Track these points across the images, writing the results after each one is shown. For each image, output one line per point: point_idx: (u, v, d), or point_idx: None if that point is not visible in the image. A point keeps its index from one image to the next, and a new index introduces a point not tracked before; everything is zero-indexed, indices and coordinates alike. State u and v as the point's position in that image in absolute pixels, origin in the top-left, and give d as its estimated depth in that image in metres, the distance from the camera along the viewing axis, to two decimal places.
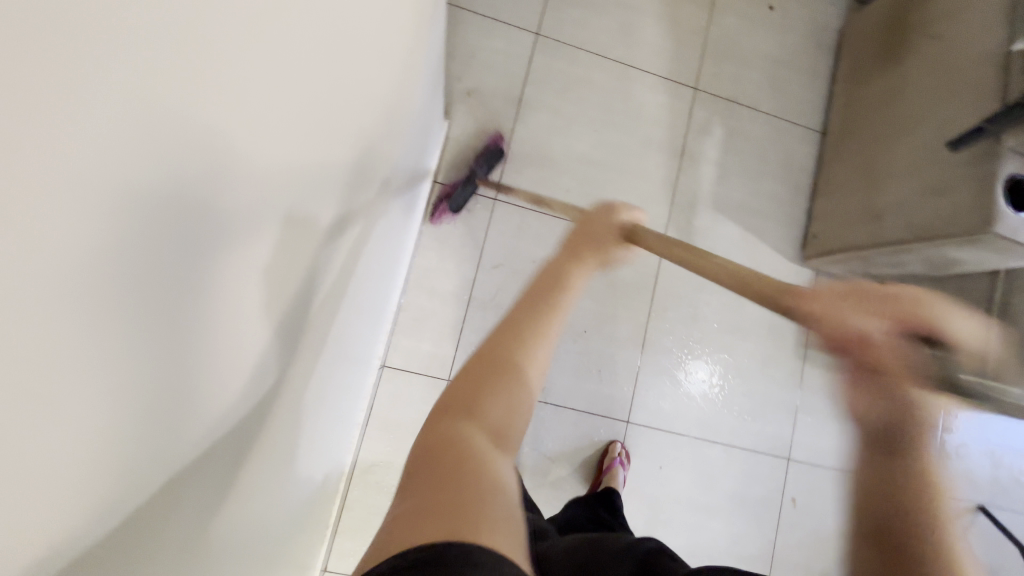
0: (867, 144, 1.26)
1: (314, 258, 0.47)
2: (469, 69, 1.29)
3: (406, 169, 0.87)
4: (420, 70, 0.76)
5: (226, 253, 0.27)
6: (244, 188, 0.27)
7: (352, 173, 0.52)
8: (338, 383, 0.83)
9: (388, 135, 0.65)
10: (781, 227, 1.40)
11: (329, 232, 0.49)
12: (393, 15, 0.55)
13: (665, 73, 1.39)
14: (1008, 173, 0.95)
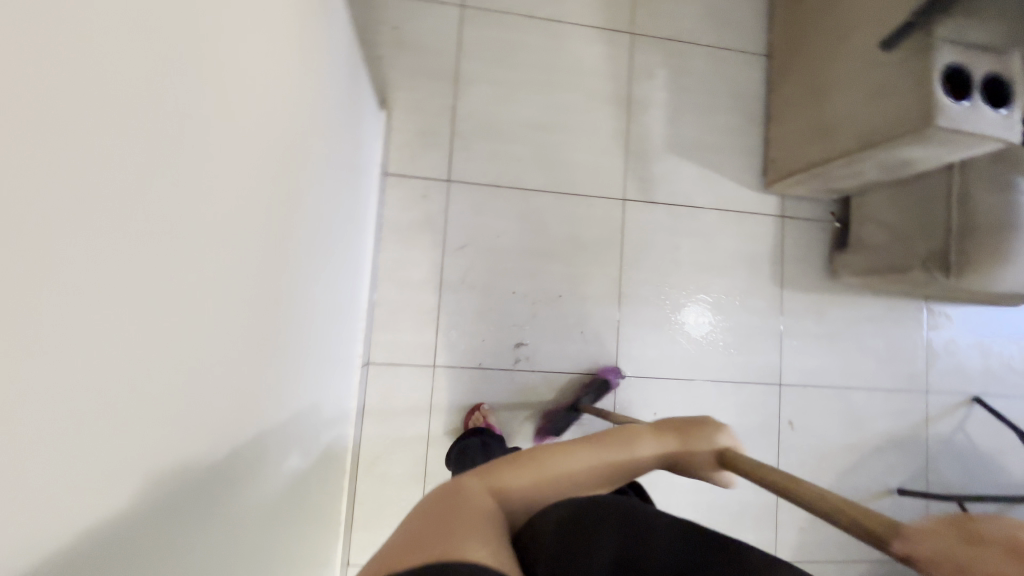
0: (810, 59, 1.24)
1: (221, 266, 0.48)
2: (400, 54, 1.27)
3: (339, 166, 0.87)
4: (326, 62, 0.75)
5: (77, 286, 0.30)
6: (88, 224, 0.30)
7: (252, 177, 0.53)
8: (312, 382, 0.85)
9: (298, 135, 0.65)
10: (740, 158, 1.39)
11: (237, 237, 0.51)
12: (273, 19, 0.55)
13: (599, 23, 1.37)
14: (944, 63, 0.93)
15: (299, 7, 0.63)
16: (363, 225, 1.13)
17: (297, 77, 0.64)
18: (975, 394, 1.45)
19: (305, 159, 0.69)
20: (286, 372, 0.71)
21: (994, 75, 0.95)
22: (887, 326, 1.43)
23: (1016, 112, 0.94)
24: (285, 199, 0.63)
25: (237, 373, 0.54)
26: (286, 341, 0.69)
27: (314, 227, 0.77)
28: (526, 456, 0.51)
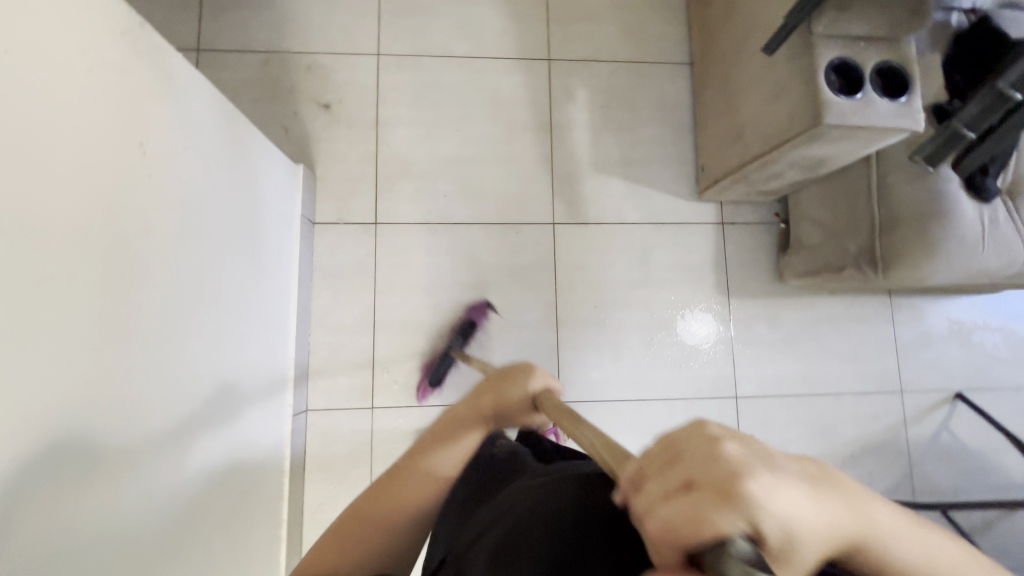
0: (722, 65, 1.22)
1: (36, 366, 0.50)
2: (321, 109, 1.33)
3: (229, 217, 0.90)
4: (197, 138, 0.80)
5: None
6: None
7: (69, 241, 0.55)
8: (217, 420, 0.87)
9: (149, 219, 0.68)
10: (671, 169, 1.38)
11: (48, 284, 0.52)
12: (108, 127, 0.60)
13: (515, 54, 1.39)
14: (829, 60, 0.90)
15: (144, 89, 0.67)
16: (284, 270, 1.15)
17: (140, 134, 0.66)
18: (957, 390, 1.36)
19: (166, 212, 0.72)
20: (169, 421, 0.73)
21: (884, 64, 0.92)
22: (849, 326, 1.36)
23: (916, 99, 0.91)
24: (141, 284, 0.67)
25: (76, 419, 0.56)
26: (166, 388, 0.73)
27: (195, 293, 0.80)
28: (364, 506, 0.60)
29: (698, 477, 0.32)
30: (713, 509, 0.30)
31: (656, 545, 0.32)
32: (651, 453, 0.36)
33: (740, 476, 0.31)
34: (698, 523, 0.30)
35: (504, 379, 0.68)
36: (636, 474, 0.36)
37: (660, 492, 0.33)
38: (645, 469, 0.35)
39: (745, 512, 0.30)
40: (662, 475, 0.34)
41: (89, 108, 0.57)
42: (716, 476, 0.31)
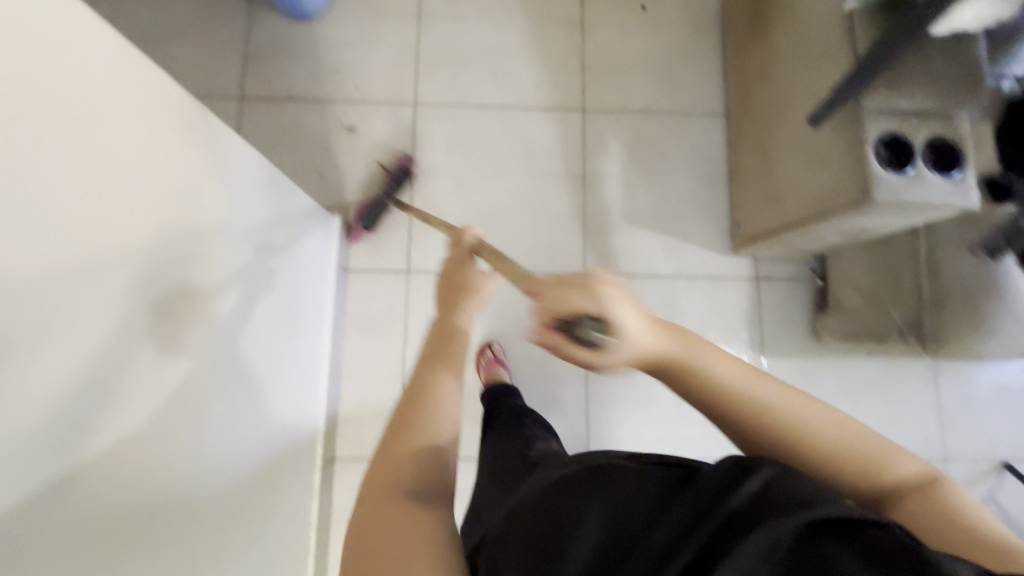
0: (759, 122, 1.22)
1: (153, 419, 0.60)
2: (357, 157, 1.36)
3: (258, 256, 0.89)
4: (239, 205, 0.82)
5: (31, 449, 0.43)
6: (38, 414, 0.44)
7: (177, 310, 0.65)
8: (254, 451, 0.86)
9: (208, 297, 0.73)
10: (705, 222, 1.36)
11: (148, 330, 0.59)
12: (202, 208, 0.71)
13: (549, 103, 1.40)
14: (878, 135, 0.88)
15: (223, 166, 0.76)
16: (317, 311, 1.15)
17: (164, 139, 0.61)
18: (1004, 459, 1.30)
19: (191, 216, 0.67)
20: (208, 459, 0.72)
21: (933, 138, 0.89)
22: (888, 387, 1.31)
23: (969, 175, 0.88)
24: (212, 348, 0.74)
25: (174, 472, 0.64)
26: (202, 388, 0.71)
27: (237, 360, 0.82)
28: (421, 375, 0.62)
29: (580, 287, 0.53)
30: (580, 301, 0.52)
31: (543, 323, 0.54)
32: (560, 282, 0.55)
33: (602, 288, 0.52)
34: (567, 306, 0.52)
35: (454, 265, 0.78)
36: (542, 288, 0.57)
37: (556, 293, 0.53)
38: (552, 287, 0.55)
39: (595, 301, 0.51)
40: (562, 289, 0.54)
41: (114, 143, 0.52)
42: (591, 283, 0.53)
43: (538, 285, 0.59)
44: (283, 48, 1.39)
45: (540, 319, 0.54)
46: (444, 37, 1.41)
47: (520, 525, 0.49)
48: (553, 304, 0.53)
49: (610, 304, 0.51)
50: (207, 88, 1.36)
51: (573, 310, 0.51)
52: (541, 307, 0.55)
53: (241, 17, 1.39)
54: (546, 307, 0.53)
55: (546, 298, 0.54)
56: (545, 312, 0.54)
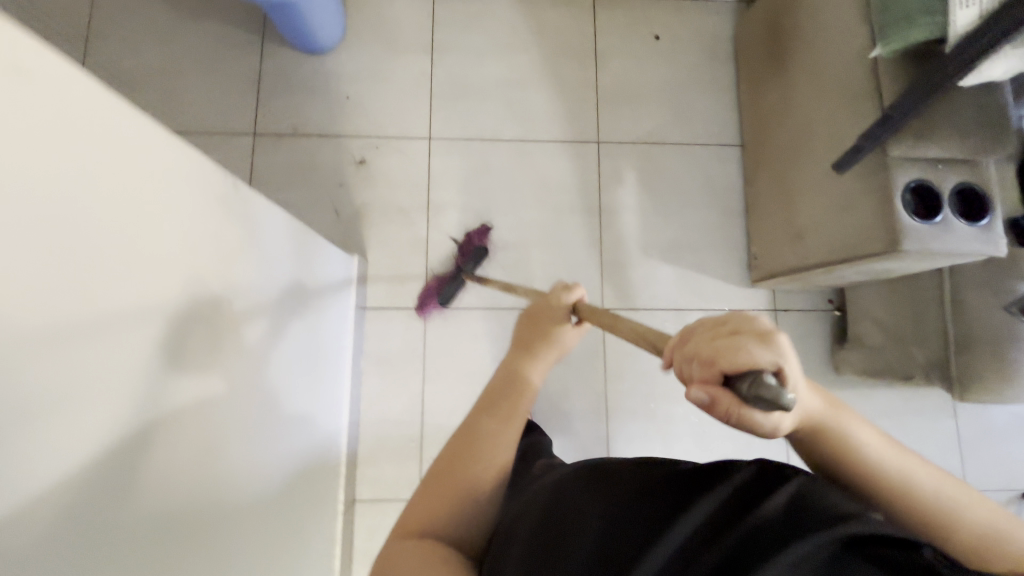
0: (777, 157, 1.22)
1: (215, 477, 0.65)
2: (372, 192, 1.34)
3: (292, 290, 0.91)
4: (271, 266, 0.81)
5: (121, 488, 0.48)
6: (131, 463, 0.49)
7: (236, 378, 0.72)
8: (283, 506, 0.86)
9: (249, 362, 0.75)
10: (722, 254, 1.36)
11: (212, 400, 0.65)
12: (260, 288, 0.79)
13: (564, 136, 1.40)
14: (905, 184, 0.89)
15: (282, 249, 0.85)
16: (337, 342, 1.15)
17: (223, 217, 0.67)
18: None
19: (239, 280, 0.72)
20: (242, 526, 0.71)
21: (961, 186, 0.89)
22: (908, 419, 1.31)
23: (997, 223, 0.88)
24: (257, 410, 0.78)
25: (225, 531, 0.66)
26: (241, 419, 0.72)
27: (267, 421, 0.81)
28: (493, 407, 0.69)
29: (747, 333, 0.47)
30: (757, 350, 0.45)
31: (707, 368, 0.46)
32: (722, 328, 0.49)
33: (782, 339, 0.46)
34: (739, 354, 0.45)
35: (547, 311, 0.81)
36: (700, 337, 0.51)
37: (724, 341, 0.47)
38: (716, 334, 0.49)
39: (774, 356, 0.45)
40: (730, 337, 0.48)
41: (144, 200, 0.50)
42: (762, 333, 0.47)
43: (693, 332, 0.52)
44: (296, 82, 1.38)
45: (703, 366, 0.47)
46: (458, 70, 1.41)
47: (529, 530, 0.56)
48: (724, 351, 0.46)
49: (790, 358, 0.45)
50: (220, 124, 1.35)
51: (752, 360, 0.44)
52: (704, 355, 0.48)
53: (254, 52, 1.38)
54: (716, 356, 0.46)
55: (712, 345, 0.47)
56: (711, 360, 0.47)
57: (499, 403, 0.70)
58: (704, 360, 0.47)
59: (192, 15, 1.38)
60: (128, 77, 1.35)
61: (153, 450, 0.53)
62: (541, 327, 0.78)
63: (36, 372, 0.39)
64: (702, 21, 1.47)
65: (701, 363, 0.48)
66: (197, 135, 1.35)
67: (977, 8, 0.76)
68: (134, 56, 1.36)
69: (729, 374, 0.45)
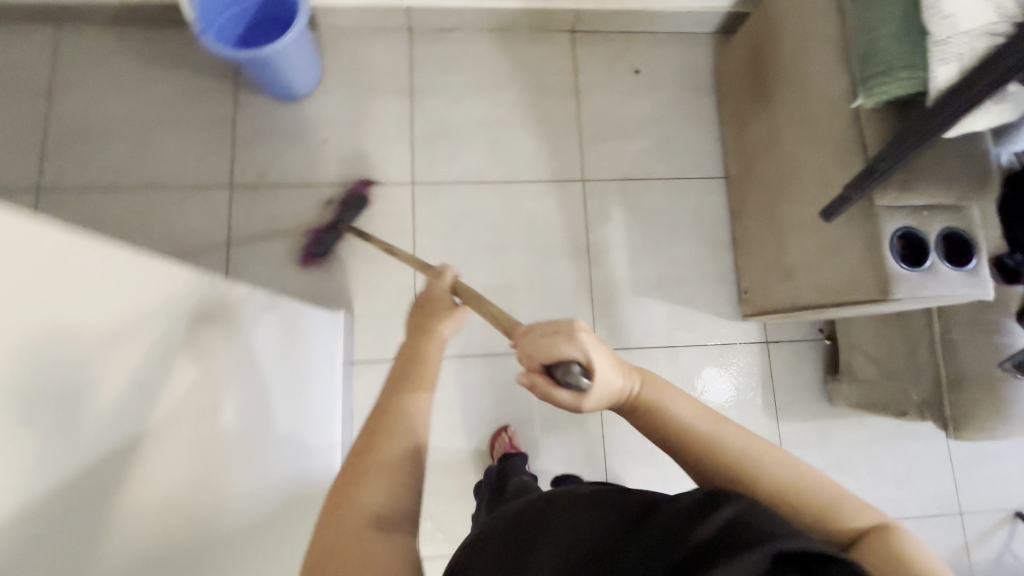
0: (763, 193, 1.22)
1: (235, 528, 0.68)
2: (356, 241, 1.31)
3: (284, 339, 0.92)
4: (247, 346, 0.78)
5: (148, 507, 0.52)
6: (161, 484, 0.54)
7: (258, 438, 0.78)
8: None
9: (255, 431, 0.77)
10: (713, 288, 1.36)
11: (237, 456, 0.71)
12: (273, 376, 0.87)
13: (549, 175, 1.39)
14: (894, 232, 0.89)
15: (288, 337, 0.94)
16: (326, 376, 1.13)
17: (253, 321, 0.81)
18: (1016, 507, 1.32)
19: (262, 358, 0.83)
20: None
21: (947, 230, 0.90)
22: (902, 443, 1.32)
23: (983, 266, 0.89)
24: (267, 475, 0.80)
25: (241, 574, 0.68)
26: (244, 495, 0.71)
27: (264, 503, 0.78)
28: (404, 374, 0.64)
29: (555, 331, 0.61)
30: (557, 345, 0.59)
31: (529, 366, 0.62)
32: (538, 329, 0.63)
33: (581, 329, 0.60)
34: (544, 352, 0.60)
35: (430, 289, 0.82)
36: (524, 336, 0.65)
37: (536, 340, 0.62)
38: (532, 335, 0.63)
39: (574, 349, 0.58)
40: (544, 336, 0.62)
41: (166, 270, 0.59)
42: (563, 328, 0.61)
43: (523, 331, 0.66)
44: (273, 130, 1.34)
45: (528, 362, 0.63)
46: (439, 112, 1.39)
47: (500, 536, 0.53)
48: (540, 351, 0.60)
49: (583, 343, 0.59)
50: (195, 176, 1.31)
51: (554, 354, 0.59)
52: (527, 352, 0.63)
53: (228, 101, 1.34)
54: (534, 354, 0.61)
55: (530, 347, 0.62)
56: (530, 358, 0.62)
57: (409, 368, 0.65)
58: (529, 358, 0.62)
59: (161, 65, 1.34)
60: (96, 131, 1.30)
61: (166, 457, 0.55)
62: (428, 308, 0.78)
63: (102, 381, 0.48)
64: (680, 55, 1.47)
65: (526, 359, 0.63)
66: (171, 188, 1.30)
67: (957, 64, 0.75)
68: (101, 110, 1.31)
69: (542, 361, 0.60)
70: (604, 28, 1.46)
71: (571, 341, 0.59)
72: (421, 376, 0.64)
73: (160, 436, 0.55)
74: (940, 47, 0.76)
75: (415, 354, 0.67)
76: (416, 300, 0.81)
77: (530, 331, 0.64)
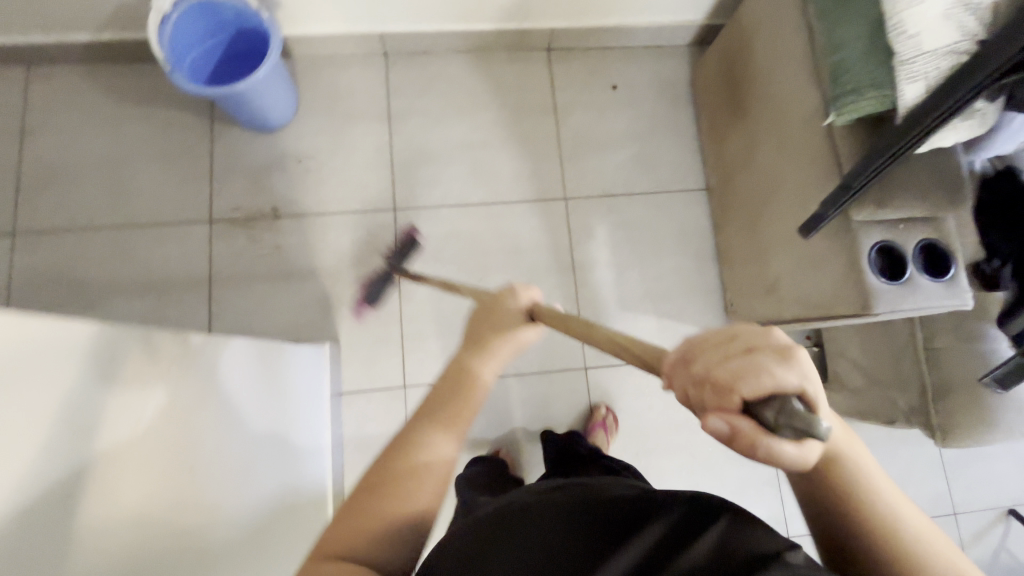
0: (742, 205, 1.23)
1: (222, 542, 0.70)
2: (340, 271, 1.30)
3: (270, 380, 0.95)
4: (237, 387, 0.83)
5: (116, 515, 0.55)
6: (133, 498, 0.57)
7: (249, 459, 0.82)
8: None
9: (246, 458, 0.82)
10: (699, 301, 1.36)
11: (224, 474, 0.74)
12: (267, 415, 0.91)
13: (531, 194, 1.39)
14: (871, 246, 0.90)
15: (276, 371, 0.98)
16: (314, 404, 1.13)
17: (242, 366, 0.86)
18: (1009, 505, 1.32)
19: (254, 396, 0.87)
20: None
21: (925, 242, 0.91)
22: (894, 447, 1.33)
23: (961, 276, 0.89)
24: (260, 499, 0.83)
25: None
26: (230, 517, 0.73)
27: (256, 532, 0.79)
28: (440, 416, 0.63)
29: (755, 348, 0.45)
30: (769, 367, 0.43)
31: (716, 392, 0.45)
32: (727, 344, 0.47)
33: (800, 351, 0.45)
34: (745, 374, 0.44)
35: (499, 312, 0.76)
36: (700, 349, 0.49)
37: (734, 359, 0.45)
38: (719, 351, 0.47)
39: (794, 377, 0.43)
40: (736, 352, 0.46)
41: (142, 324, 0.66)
42: (770, 345, 0.46)
43: (691, 343, 0.50)
44: (252, 162, 1.33)
45: (711, 387, 0.46)
46: (419, 136, 1.39)
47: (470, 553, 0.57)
48: (737, 374, 0.44)
49: (804, 374, 0.44)
50: (175, 213, 1.30)
51: (768, 381, 0.43)
52: (709, 373, 0.47)
53: (205, 135, 1.33)
54: (724, 378, 0.45)
55: (721, 367, 0.46)
56: (714, 381, 0.46)
57: (446, 411, 0.64)
58: (711, 384, 0.46)
59: (134, 100, 1.32)
60: (70, 170, 1.29)
61: (145, 472, 0.60)
62: (492, 330, 0.73)
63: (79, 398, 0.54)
64: (656, 68, 1.48)
65: (703, 383, 0.47)
66: (150, 226, 1.29)
67: (924, 82, 0.76)
68: (74, 148, 1.30)
69: (748, 400, 0.43)
70: (580, 45, 1.46)
71: (785, 361, 0.44)
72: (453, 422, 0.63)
73: (137, 451, 0.60)
74: (906, 66, 0.77)
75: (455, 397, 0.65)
76: (486, 323, 0.75)
77: (710, 345, 0.48)
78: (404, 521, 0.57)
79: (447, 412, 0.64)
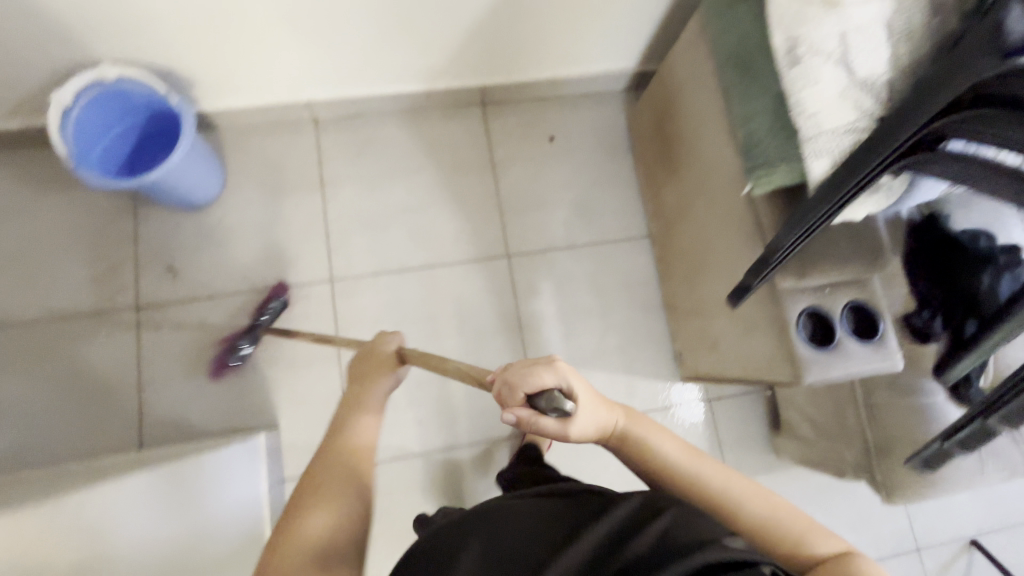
0: (681, 258, 1.22)
1: None
2: (277, 351, 1.26)
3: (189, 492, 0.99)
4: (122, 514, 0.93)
5: None
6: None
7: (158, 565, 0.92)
8: None
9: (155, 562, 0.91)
10: (649, 352, 1.34)
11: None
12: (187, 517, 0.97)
13: (472, 255, 1.37)
14: (799, 313, 0.88)
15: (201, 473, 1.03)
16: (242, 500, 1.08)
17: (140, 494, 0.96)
18: (972, 536, 1.32)
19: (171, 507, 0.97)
20: None
21: (852, 304, 0.90)
22: (853, 487, 1.32)
23: (890, 338, 0.89)
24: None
25: None
26: None
27: None
28: (344, 418, 0.72)
29: (538, 363, 0.67)
30: (543, 373, 0.66)
31: (514, 390, 0.65)
32: (523, 363, 0.69)
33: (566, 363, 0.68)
34: (528, 378, 0.66)
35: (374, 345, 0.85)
36: (505, 368, 0.70)
37: (521, 369, 0.67)
38: (514, 369, 0.68)
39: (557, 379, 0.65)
40: (526, 366, 0.68)
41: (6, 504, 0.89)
42: (547, 360, 0.68)
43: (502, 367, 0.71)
44: (179, 243, 1.28)
45: (509, 389, 0.66)
46: (353, 202, 1.36)
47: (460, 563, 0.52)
48: (524, 380, 0.66)
49: (568, 377, 0.66)
50: (98, 303, 1.23)
51: (541, 381, 0.65)
52: (509, 381, 0.67)
53: (127, 218, 1.28)
54: (516, 383, 0.66)
55: (515, 377, 0.67)
56: (511, 385, 0.66)
57: (350, 412, 0.73)
58: (508, 389, 0.66)
59: (49, 188, 1.27)
60: None
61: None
62: (370, 359, 0.82)
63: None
64: (593, 117, 1.47)
65: (505, 388, 0.67)
66: (69, 319, 1.22)
67: (829, 158, 0.75)
68: None
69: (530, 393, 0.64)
70: (513, 99, 1.45)
71: (554, 370, 0.66)
72: (357, 414, 0.72)
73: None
74: (811, 142, 0.75)
75: (351, 401, 0.75)
76: (364, 351, 0.85)
77: (511, 367, 0.70)
78: (344, 491, 0.63)
79: (351, 410, 0.73)
